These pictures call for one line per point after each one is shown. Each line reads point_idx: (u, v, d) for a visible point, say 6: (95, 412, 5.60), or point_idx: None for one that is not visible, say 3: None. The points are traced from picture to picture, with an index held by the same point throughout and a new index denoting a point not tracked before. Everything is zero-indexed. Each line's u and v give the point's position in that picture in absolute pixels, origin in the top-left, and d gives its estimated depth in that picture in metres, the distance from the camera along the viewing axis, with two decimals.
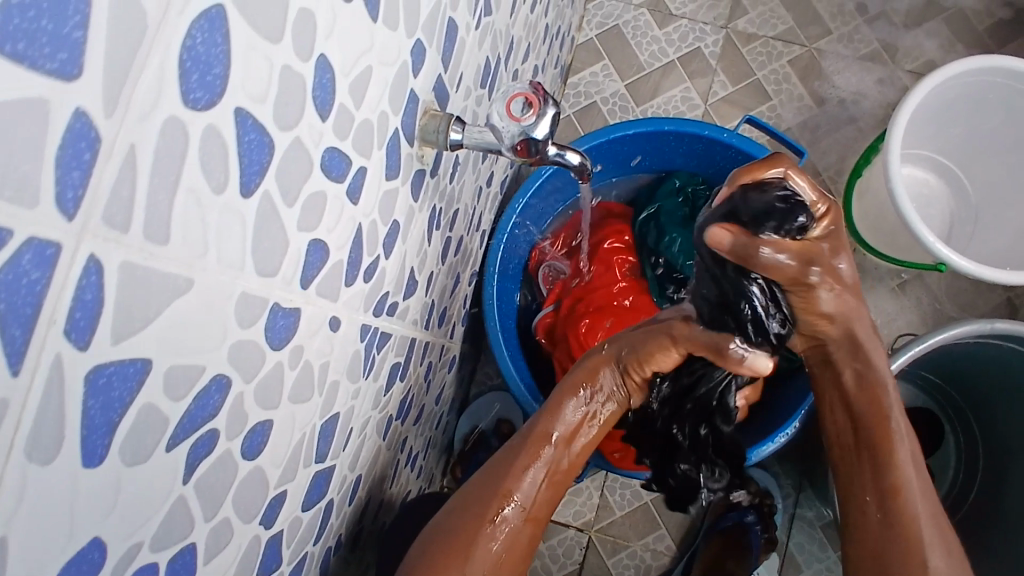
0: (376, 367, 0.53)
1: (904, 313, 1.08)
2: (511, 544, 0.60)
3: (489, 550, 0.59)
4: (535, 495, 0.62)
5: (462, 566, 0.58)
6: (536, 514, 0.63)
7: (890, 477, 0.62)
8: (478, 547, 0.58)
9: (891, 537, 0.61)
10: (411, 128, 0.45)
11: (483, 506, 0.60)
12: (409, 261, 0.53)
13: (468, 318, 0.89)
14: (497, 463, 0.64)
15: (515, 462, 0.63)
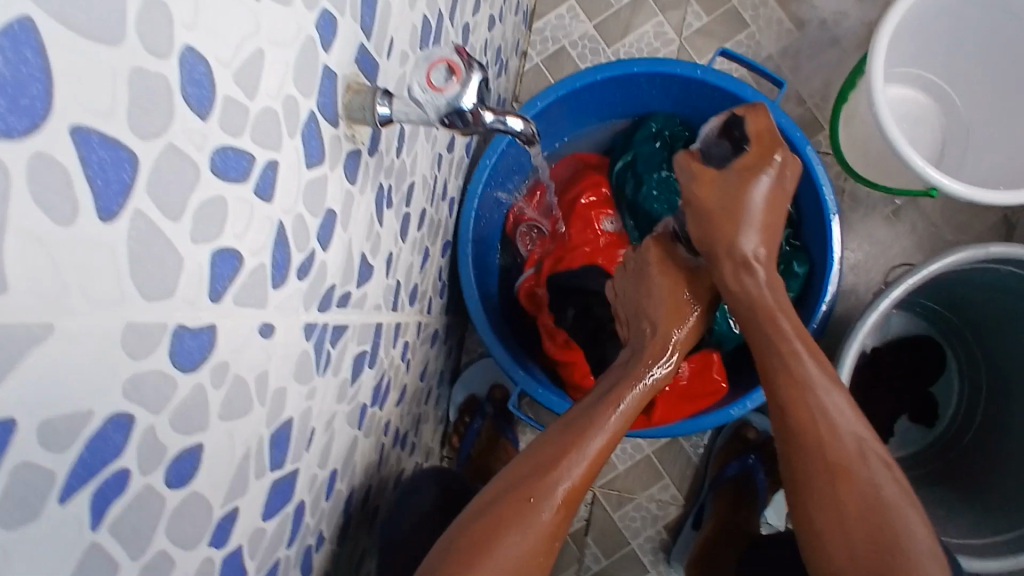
0: (333, 362, 0.51)
1: (900, 240, 1.04)
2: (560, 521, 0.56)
3: (538, 526, 0.55)
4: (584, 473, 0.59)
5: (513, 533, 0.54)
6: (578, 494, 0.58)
7: (806, 406, 0.63)
8: (526, 521, 0.55)
9: (804, 449, 0.62)
10: (332, 109, 0.42)
11: (510, 508, 0.56)
12: (357, 247, 0.51)
13: (446, 290, 0.87)
14: (530, 464, 0.59)
15: (554, 463, 0.59)
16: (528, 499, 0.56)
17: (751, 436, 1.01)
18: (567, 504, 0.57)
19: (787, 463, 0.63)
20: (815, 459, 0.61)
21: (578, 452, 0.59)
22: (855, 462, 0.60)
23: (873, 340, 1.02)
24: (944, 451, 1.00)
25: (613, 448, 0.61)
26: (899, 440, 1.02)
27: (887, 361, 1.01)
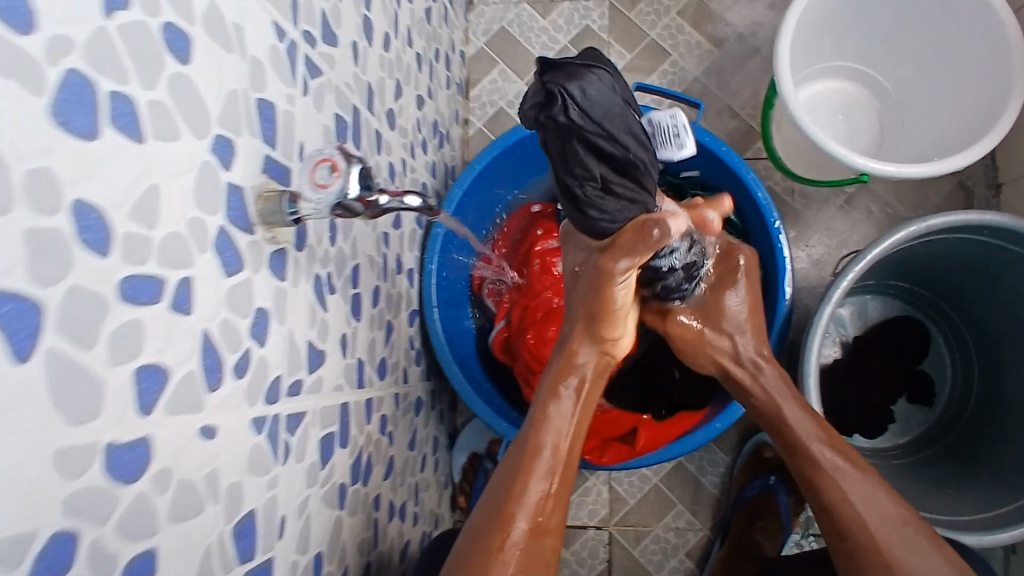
0: (295, 449, 0.53)
1: (858, 227, 1.06)
2: (527, 563, 0.61)
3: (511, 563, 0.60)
4: (540, 508, 0.64)
5: None
6: (542, 525, 0.64)
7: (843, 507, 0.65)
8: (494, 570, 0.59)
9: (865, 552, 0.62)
10: (245, 218, 0.46)
11: (490, 536, 0.61)
12: (300, 337, 0.54)
13: (422, 357, 0.89)
14: (496, 491, 0.65)
15: (515, 486, 0.65)
16: (504, 519, 0.62)
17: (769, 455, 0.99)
18: (535, 525, 0.63)
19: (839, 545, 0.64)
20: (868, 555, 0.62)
21: (531, 471, 0.66)
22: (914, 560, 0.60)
23: (853, 329, 1.04)
24: (948, 429, 0.98)
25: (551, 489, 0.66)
26: (902, 425, 1.01)
27: (878, 352, 1.00)
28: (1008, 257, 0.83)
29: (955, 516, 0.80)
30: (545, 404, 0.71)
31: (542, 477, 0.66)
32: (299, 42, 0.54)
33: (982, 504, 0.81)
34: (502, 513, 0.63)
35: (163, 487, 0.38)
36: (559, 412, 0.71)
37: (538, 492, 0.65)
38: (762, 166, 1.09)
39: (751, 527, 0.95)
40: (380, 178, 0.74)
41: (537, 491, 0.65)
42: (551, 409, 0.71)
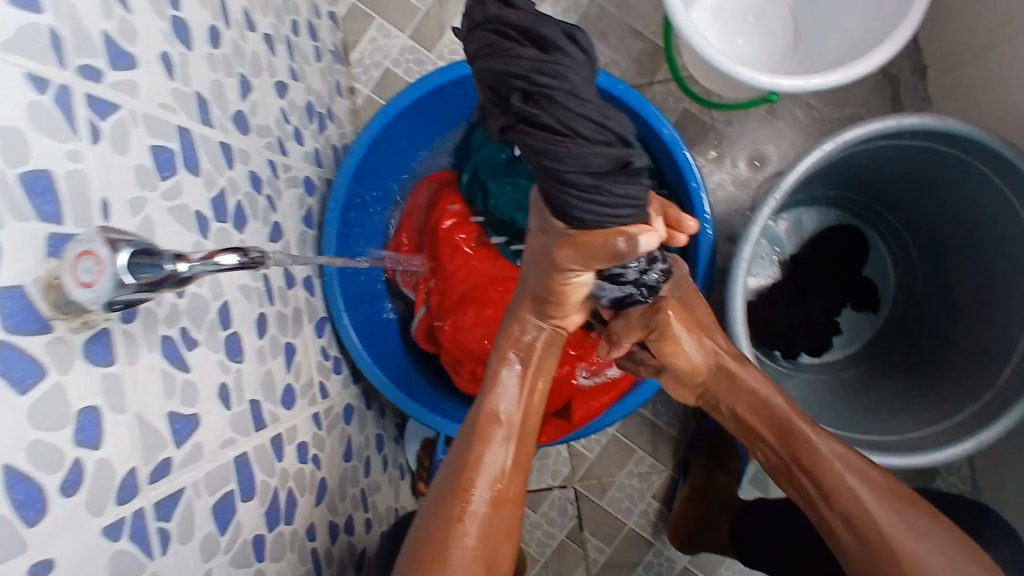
0: (176, 532, 0.49)
1: (784, 136, 1.01)
2: (486, 534, 0.62)
3: (464, 550, 0.60)
4: (498, 477, 0.64)
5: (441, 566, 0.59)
6: (500, 491, 0.64)
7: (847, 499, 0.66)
8: (453, 547, 0.60)
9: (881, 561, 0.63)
10: (34, 319, 0.40)
11: (443, 521, 0.61)
12: (153, 415, 0.49)
13: (340, 364, 0.84)
14: (452, 460, 0.65)
15: (469, 456, 0.64)
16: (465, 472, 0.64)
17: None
18: (495, 495, 0.64)
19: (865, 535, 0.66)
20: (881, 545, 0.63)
21: (486, 439, 0.65)
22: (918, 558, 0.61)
23: (792, 246, 0.99)
24: (897, 331, 0.97)
25: (508, 459, 0.65)
26: (851, 333, 1.00)
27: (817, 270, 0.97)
28: (938, 156, 0.80)
29: (907, 435, 0.80)
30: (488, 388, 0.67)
31: (496, 446, 0.65)
32: (75, 84, 0.46)
33: (931, 415, 0.82)
34: (461, 483, 0.63)
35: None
36: (511, 380, 0.67)
37: (493, 459, 0.65)
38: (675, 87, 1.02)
39: (710, 465, 0.98)
40: (239, 196, 0.67)
41: (498, 457, 0.65)
42: (500, 374, 0.68)
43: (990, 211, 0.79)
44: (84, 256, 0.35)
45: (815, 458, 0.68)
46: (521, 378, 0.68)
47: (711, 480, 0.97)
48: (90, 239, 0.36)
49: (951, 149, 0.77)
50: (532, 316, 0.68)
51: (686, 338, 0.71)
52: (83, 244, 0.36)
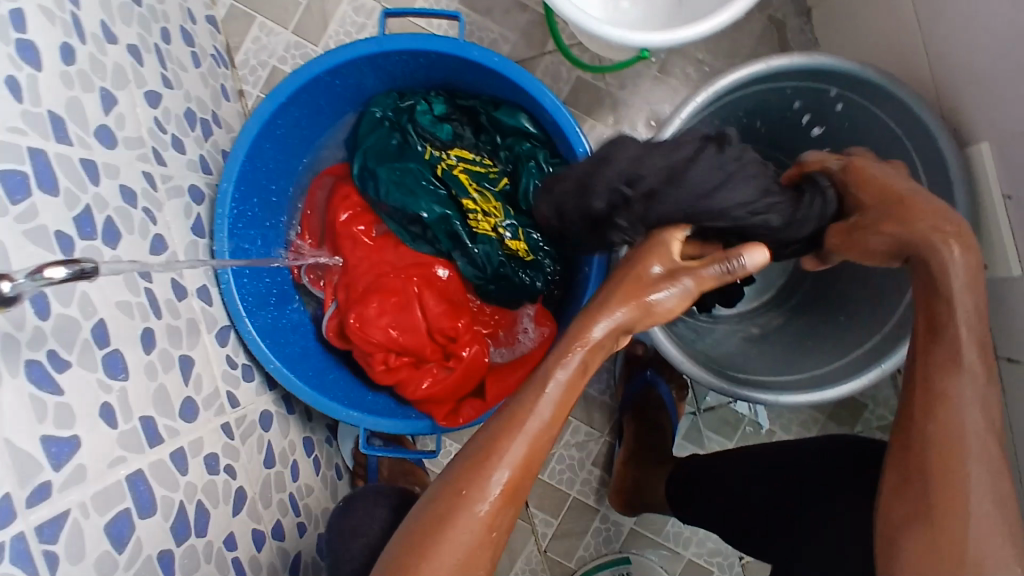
0: (64, 555, 0.49)
1: (678, 94, 1.02)
2: (492, 526, 0.53)
3: (469, 529, 0.52)
4: (525, 464, 0.53)
5: (448, 534, 0.51)
6: (516, 491, 0.53)
7: (950, 402, 0.55)
8: (459, 522, 0.52)
9: (931, 459, 0.54)
10: None
11: (445, 497, 0.53)
12: (25, 439, 0.48)
13: (251, 370, 0.83)
14: (478, 439, 0.54)
15: (520, 415, 0.53)
16: (478, 467, 0.52)
17: (641, 352, 1.02)
18: (509, 491, 0.53)
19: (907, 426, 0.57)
20: (927, 444, 0.55)
21: (530, 410, 0.53)
22: (982, 502, 0.52)
23: None
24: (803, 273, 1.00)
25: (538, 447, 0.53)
26: (764, 279, 1.03)
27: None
28: (813, 93, 0.82)
29: (811, 372, 0.85)
30: (608, 297, 0.55)
31: (532, 413, 0.53)
32: None
33: (835, 352, 0.86)
34: (478, 461, 0.53)
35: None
36: (604, 324, 0.54)
37: (515, 447, 0.53)
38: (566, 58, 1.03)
39: (643, 430, 0.99)
40: (108, 211, 0.65)
41: (535, 425, 0.53)
42: (609, 300, 0.55)
43: (874, 143, 0.82)
44: None
45: (954, 353, 0.56)
46: (624, 319, 0.54)
47: (646, 442, 0.99)
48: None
49: (819, 84, 0.81)
50: (661, 248, 0.58)
51: (908, 194, 0.61)
52: None
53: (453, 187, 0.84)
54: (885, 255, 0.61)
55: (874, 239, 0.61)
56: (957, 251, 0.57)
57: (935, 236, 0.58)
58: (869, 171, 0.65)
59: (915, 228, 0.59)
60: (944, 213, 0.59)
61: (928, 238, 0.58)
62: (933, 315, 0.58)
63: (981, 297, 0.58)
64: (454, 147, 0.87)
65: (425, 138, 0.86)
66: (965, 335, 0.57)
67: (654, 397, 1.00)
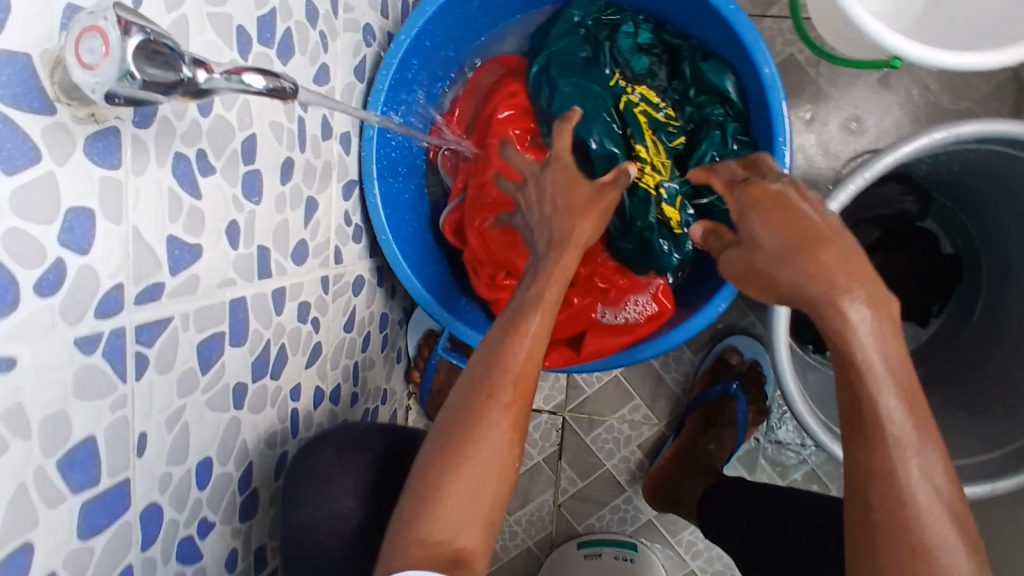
0: (155, 362, 0.47)
1: (889, 112, 0.91)
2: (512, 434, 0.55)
3: (495, 441, 0.54)
4: (528, 376, 0.57)
5: (469, 450, 0.53)
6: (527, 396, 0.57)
7: (902, 480, 0.53)
8: (477, 442, 0.53)
9: (887, 541, 0.52)
10: (32, 98, 0.35)
11: (459, 419, 0.54)
12: (153, 235, 0.46)
13: (361, 233, 0.81)
14: (479, 359, 0.58)
15: (512, 339, 0.58)
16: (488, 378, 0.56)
17: (734, 361, 0.96)
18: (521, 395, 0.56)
19: (856, 502, 0.55)
20: (887, 519, 0.53)
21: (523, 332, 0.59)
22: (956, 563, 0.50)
23: None
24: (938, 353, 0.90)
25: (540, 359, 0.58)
26: None
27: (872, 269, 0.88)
28: None
29: None
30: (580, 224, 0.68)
31: (530, 334, 0.59)
32: None
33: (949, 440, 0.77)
34: (487, 374, 0.56)
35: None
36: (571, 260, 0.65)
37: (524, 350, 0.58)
38: (787, 28, 0.91)
39: (701, 435, 0.94)
40: (289, 23, 0.60)
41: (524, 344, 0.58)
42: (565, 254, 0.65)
43: None
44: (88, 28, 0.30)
45: (879, 431, 0.54)
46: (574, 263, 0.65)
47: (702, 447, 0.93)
48: (98, 14, 0.31)
49: None
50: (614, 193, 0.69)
51: (777, 207, 0.59)
52: (92, 19, 0.31)
53: (631, 128, 0.77)
54: (780, 295, 0.60)
55: (749, 266, 0.61)
56: (858, 296, 0.55)
57: (819, 249, 0.56)
58: (796, 204, 0.60)
59: (808, 265, 0.56)
60: (849, 266, 0.56)
61: (813, 281, 0.56)
62: (850, 382, 0.56)
63: (894, 356, 0.56)
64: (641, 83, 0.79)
65: (616, 63, 0.78)
66: (889, 407, 0.54)
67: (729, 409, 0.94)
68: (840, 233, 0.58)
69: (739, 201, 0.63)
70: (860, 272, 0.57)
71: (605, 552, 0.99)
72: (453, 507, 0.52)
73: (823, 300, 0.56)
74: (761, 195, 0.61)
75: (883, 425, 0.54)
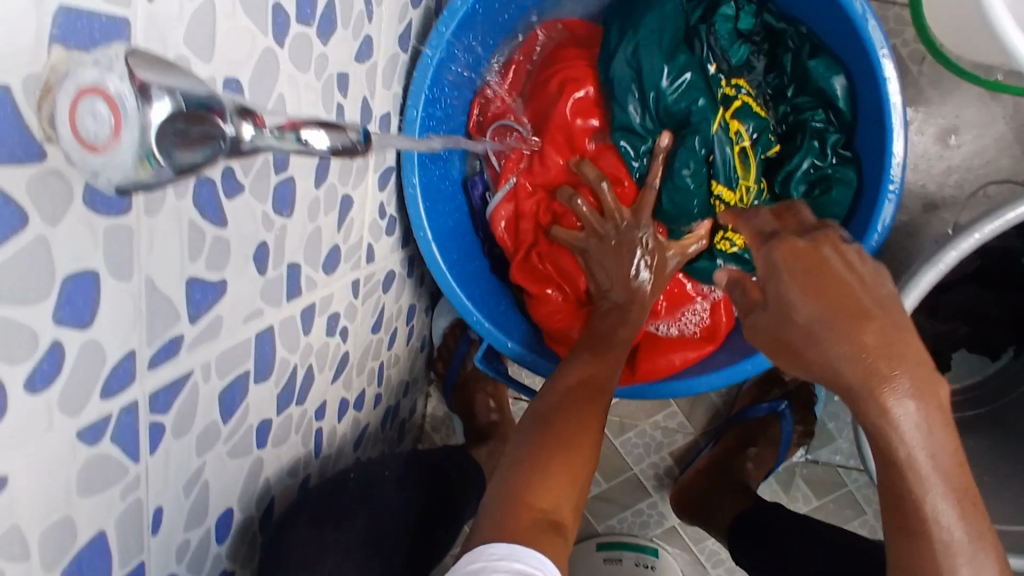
0: (171, 426, 0.40)
1: (999, 122, 0.80)
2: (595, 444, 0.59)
3: (589, 441, 0.58)
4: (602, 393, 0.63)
5: (568, 450, 0.56)
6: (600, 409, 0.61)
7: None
8: (576, 448, 0.56)
9: None
10: (8, 145, 0.27)
11: (559, 418, 0.59)
12: (174, 280, 0.37)
13: (396, 225, 0.72)
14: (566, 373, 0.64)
15: (602, 355, 0.67)
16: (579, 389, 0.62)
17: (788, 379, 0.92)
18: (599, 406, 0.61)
19: None
20: None
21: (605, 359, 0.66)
22: None
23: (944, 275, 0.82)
24: (1008, 392, 0.84)
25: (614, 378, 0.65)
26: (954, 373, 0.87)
27: (949, 302, 0.82)
28: None
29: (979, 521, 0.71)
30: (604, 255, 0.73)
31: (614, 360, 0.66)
32: None
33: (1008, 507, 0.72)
34: (586, 387, 0.62)
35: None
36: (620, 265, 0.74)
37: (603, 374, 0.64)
38: (897, 13, 0.79)
39: (737, 452, 0.89)
40: None
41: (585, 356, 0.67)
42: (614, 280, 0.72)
43: None
44: (92, 94, 0.21)
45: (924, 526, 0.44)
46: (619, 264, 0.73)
47: (738, 465, 0.88)
48: (102, 65, 0.22)
49: None
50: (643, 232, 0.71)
51: (820, 268, 0.49)
52: (94, 76, 0.21)
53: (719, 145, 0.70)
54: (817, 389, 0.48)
55: (782, 346, 0.49)
56: (903, 383, 0.44)
57: (857, 319, 0.46)
58: (831, 262, 0.50)
59: (845, 344, 0.45)
60: (889, 345, 0.45)
61: (851, 364, 0.44)
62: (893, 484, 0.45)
63: (945, 451, 0.44)
64: (736, 77, 0.75)
65: (712, 53, 0.73)
66: (940, 508, 0.44)
67: (770, 431, 0.89)
68: (879, 303, 0.47)
69: (769, 258, 0.52)
70: (905, 354, 0.45)
71: (625, 558, 0.94)
72: (546, 490, 0.52)
73: (862, 389, 0.44)
74: (792, 252, 0.51)
75: (929, 528, 0.44)
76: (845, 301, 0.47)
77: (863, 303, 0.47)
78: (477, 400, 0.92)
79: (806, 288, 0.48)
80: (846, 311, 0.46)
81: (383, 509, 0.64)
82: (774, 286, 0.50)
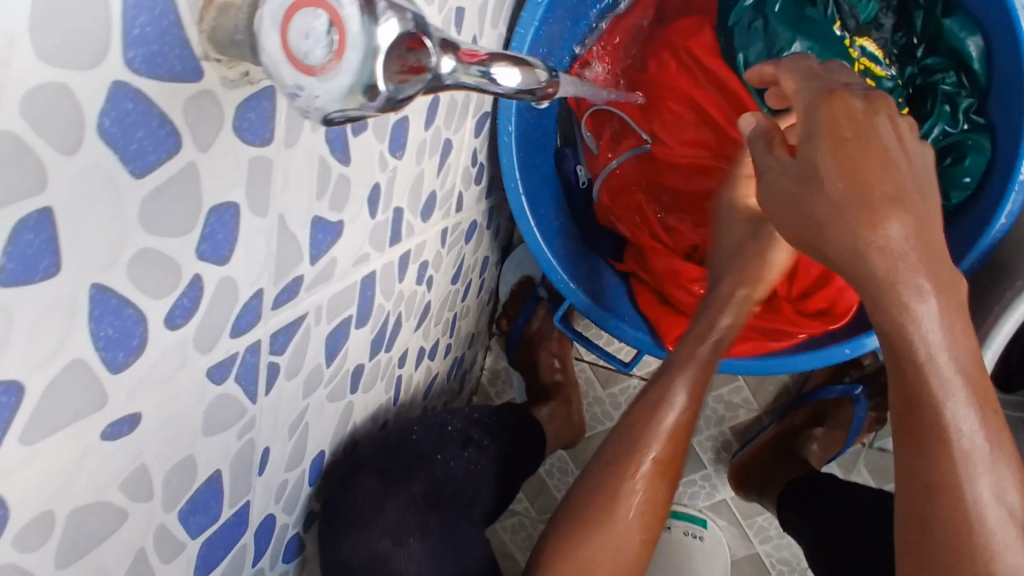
0: (285, 367, 0.39)
1: None
2: (651, 499, 0.58)
3: (629, 512, 0.58)
4: (669, 446, 0.59)
5: (605, 527, 0.57)
6: (671, 464, 0.59)
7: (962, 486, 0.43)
8: (615, 514, 0.57)
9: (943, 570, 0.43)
10: (167, 62, 0.23)
11: (601, 498, 0.58)
12: (303, 220, 0.36)
13: (484, 173, 0.70)
14: (619, 437, 0.60)
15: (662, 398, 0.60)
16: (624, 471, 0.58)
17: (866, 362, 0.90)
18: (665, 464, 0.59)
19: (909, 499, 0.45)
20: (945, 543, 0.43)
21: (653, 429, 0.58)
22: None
23: None
24: None
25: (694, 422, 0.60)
26: None
27: None
28: None
29: None
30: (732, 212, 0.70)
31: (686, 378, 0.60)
32: None
33: None
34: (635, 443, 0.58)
35: (42, 538, 0.25)
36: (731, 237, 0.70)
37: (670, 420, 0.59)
38: None
39: (800, 431, 0.89)
40: None
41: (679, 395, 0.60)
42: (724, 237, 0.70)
43: None
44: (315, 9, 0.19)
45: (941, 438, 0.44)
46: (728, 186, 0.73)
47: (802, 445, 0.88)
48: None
49: None
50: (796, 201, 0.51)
51: (870, 141, 0.47)
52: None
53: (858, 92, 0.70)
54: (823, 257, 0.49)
55: (802, 220, 0.49)
56: (928, 283, 0.44)
57: (893, 205, 0.45)
58: (879, 134, 0.47)
59: (869, 228, 0.45)
60: (925, 243, 0.45)
61: (875, 251, 0.45)
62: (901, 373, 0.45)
63: (968, 358, 0.44)
64: (863, 33, 0.75)
65: (840, 9, 0.74)
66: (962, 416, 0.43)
67: (840, 414, 0.87)
68: (918, 189, 0.47)
69: (812, 121, 0.49)
70: (937, 255, 0.45)
71: (675, 525, 0.91)
72: (597, 550, 0.57)
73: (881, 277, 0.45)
74: (845, 116, 0.48)
75: (946, 435, 0.43)
76: (884, 181, 0.46)
77: (902, 191, 0.46)
78: (541, 359, 0.90)
79: (852, 158, 0.47)
80: (876, 188, 0.46)
81: (454, 461, 0.64)
82: (818, 153, 0.48)
